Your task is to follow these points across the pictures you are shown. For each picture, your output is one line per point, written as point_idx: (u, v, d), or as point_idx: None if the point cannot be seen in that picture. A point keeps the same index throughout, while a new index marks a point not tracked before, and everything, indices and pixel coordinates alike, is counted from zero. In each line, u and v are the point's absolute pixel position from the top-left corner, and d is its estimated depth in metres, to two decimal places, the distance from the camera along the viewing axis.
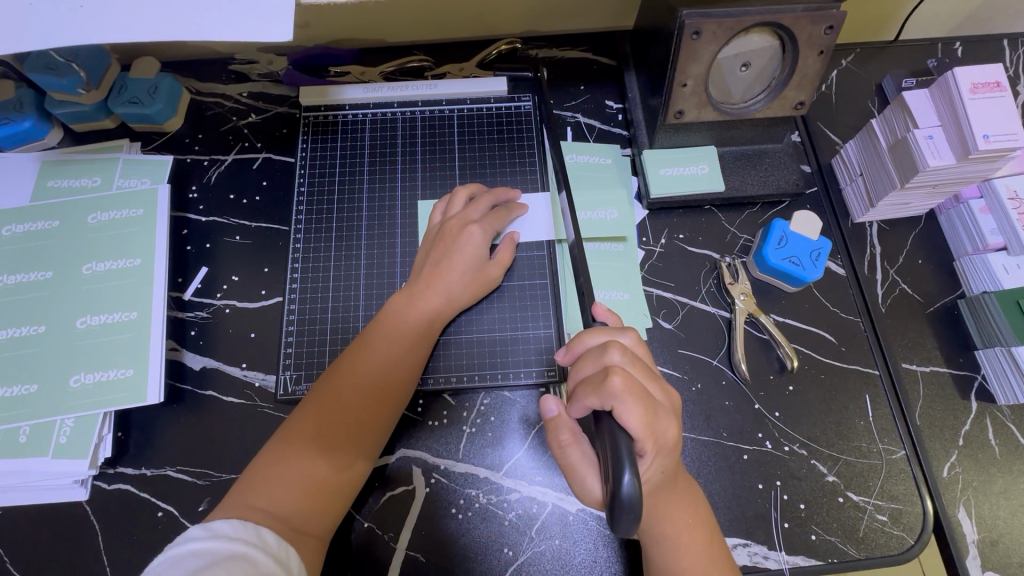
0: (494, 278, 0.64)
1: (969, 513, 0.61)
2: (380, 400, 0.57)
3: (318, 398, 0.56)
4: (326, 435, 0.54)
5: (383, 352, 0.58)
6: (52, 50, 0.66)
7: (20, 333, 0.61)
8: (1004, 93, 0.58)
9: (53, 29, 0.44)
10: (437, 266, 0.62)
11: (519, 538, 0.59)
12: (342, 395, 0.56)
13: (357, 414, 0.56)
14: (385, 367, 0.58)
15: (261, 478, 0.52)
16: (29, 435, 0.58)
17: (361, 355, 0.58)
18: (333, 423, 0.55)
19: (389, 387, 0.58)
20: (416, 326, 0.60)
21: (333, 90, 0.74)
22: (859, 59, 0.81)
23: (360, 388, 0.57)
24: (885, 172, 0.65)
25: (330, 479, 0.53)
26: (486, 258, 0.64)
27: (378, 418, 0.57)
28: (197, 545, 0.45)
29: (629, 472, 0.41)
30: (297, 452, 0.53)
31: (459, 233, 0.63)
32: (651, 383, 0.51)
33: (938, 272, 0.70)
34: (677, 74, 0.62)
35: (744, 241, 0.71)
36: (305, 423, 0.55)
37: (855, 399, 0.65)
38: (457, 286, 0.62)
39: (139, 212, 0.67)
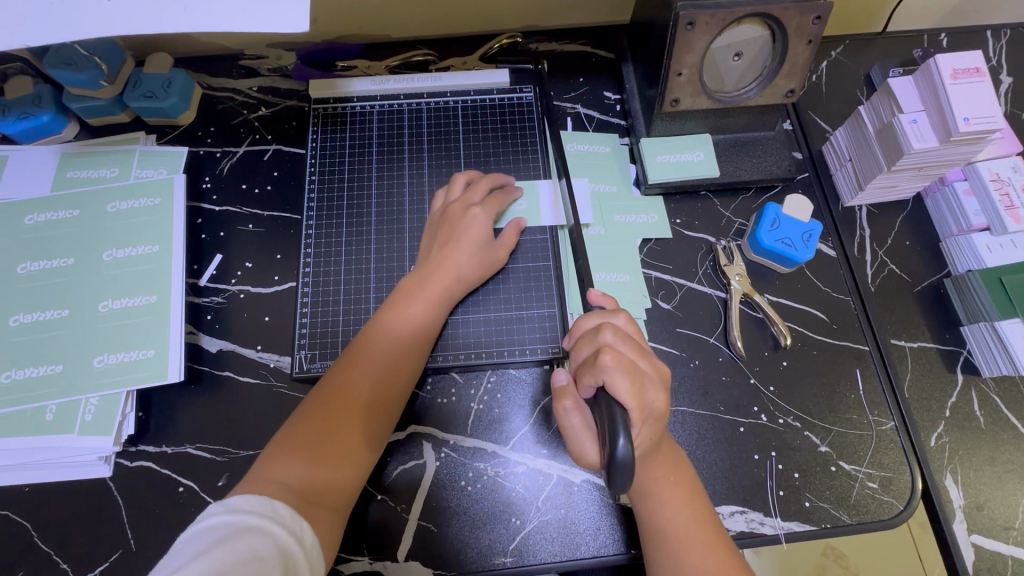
0: (497, 259, 0.67)
1: (956, 480, 0.63)
2: (388, 381, 0.59)
3: (329, 382, 0.59)
4: (339, 415, 0.57)
5: (391, 337, 0.61)
6: (73, 44, 0.68)
7: (44, 317, 0.63)
8: (983, 78, 0.60)
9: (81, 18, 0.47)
10: (443, 251, 0.65)
11: (526, 508, 0.62)
12: (353, 377, 0.58)
13: (368, 394, 0.58)
14: (394, 350, 0.60)
15: (275, 455, 0.54)
16: (56, 413, 0.60)
17: (369, 341, 0.61)
18: (344, 404, 0.57)
19: (398, 367, 0.60)
20: (423, 313, 0.63)
21: (341, 83, 0.77)
22: (848, 50, 0.84)
23: (374, 370, 0.59)
24: (873, 156, 0.68)
25: (343, 456, 0.56)
26: (491, 239, 0.67)
27: (387, 398, 0.59)
28: (213, 519, 0.47)
29: (624, 436, 0.44)
30: (308, 430, 0.55)
31: (461, 216, 0.66)
32: (641, 357, 0.53)
33: (925, 252, 0.73)
34: (674, 63, 0.65)
35: (738, 225, 0.74)
36: (317, 406, 0.57)
37: (845, 374, 0.67)
38: (465, 269, 0.65)
39: (157, 201, 0.70)
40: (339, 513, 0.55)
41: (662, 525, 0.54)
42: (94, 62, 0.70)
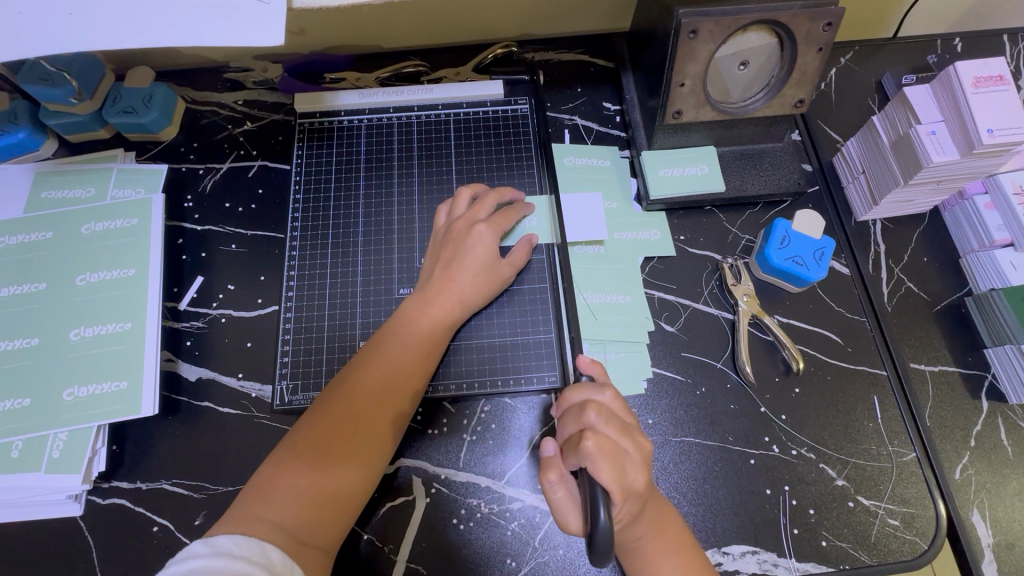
0: (504, 279, 0.63)
1: (984, 516, 0.59)
2: (389, 409, 0.56)
3: (327, 407, 0.55)
4: (336, 445, 0.53)
5: (393, 362, 0.57)
6: (43, 61, 0.66)
7: (13, 346, 0.60)
8: (1007, 87, 0.56)
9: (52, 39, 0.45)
10: (447, 271, 0.61)
11: (523, 549, 0.58)
12: (351, 405, 0.55)
13: (367, 423, 0.55)
14: (394, 376, 0.57)
15: (265, 489, 0.51)
16: (22, 449, 0.56)
17: (369, 365, 0.57)
18: (341, 432, 0.54)
19: (400, 393, 0.57)
20: (426, 336, 0.59)
21: (328, 96, 0.73)
22: (858, 56, 0.81)
23: (372, 399, 0.55)
24: (888, 169, 0.64)
25: (339, 489, 0.52)
26: (498, 258, 0.63)
27: (387, 427, 0.56)
28: (197, 563, 0.43)
29: (604, 513, 0.43)
30: (301, 462, 0.52)
31: (466, 232, 0.62)
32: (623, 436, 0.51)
33: (944, 269, 0.69)
34: (675, 74, 0.61)
35: (745, 242, 0.70)
36: (312, 432, 0.54)
37: (862, 401, 0.63)
38: (471, 289, 0.61)
39: (134, 222, 0.66)
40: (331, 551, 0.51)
41: None
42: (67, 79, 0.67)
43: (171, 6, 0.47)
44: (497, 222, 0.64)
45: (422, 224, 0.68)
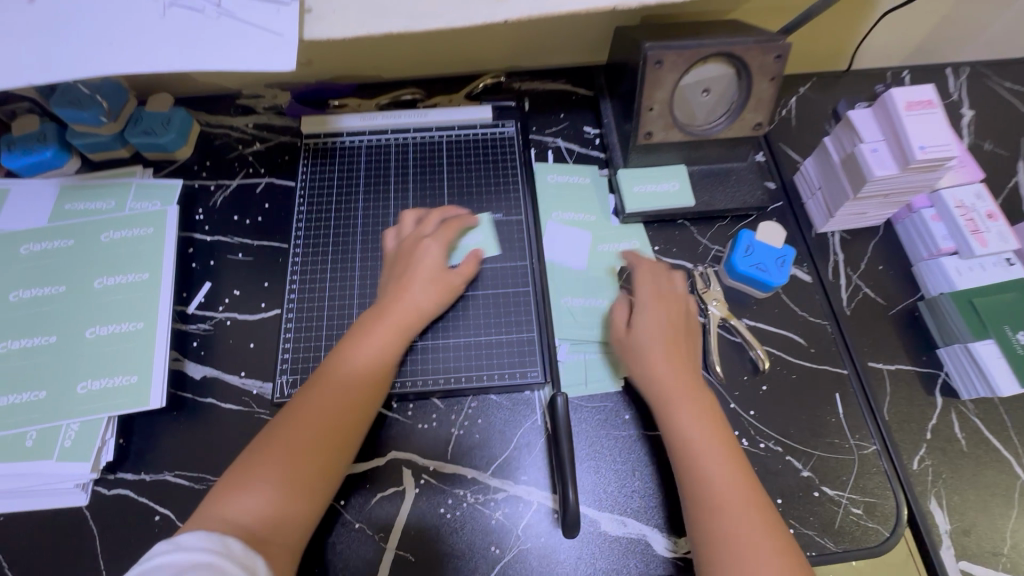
0: (456, 286, 0.68)
1: (941, 503, 0.63)
2: (340, 421, 0.58)
3: (278, 425, 0.58)
4: (289, 457, 0.55)
5: (345, 367, 0.61)
6: (78, 85, 0.73)
7: (32, 343, 0.64)
8: (935, 110, 0.63)
9: (98, 67, 0.52)
10: (401, 283, 0.66)
11: (507, 536, 0.61)
12: (300, 421, 0.57)
13: (318, 434, 0.57)
14: (347, 389, 0.60)
15: (223, 492, 0.53)
16: (36, 439, 0.60)
17: (320, 383, 0.60)
18: (294, 444, 0.56)
19: (351, 403, 0.59)
20: (375, 350, 0.63)
21: (332, 119, 0.80)
22: (815, 87, 0.89)
23: (327, 400, 0.59)
24: (840, 184, 0.71)
25: (295, 498, 0.54)
26: (447, 268, 0.68)
27: (340, 437, 0.58)
28: (161, 560, 0.45)
29: (571, 489, 0.56)
30: (259, 465, 0.55)
31: (416, 247, 0.69)
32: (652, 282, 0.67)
33: (898, 276, 0.75)
34: (644, 99, 0.68)
35: (715, 251, 0.76)
36: (264, 448, 0.56)
37: (825, 397, 0.68)
38: (423, 301, 0.66)
39: (150, 231, 0.71)
40: (292, 555, 0.53)
41: (702, 478, 0.56)
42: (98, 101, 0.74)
43: (199, 40, 0.54)
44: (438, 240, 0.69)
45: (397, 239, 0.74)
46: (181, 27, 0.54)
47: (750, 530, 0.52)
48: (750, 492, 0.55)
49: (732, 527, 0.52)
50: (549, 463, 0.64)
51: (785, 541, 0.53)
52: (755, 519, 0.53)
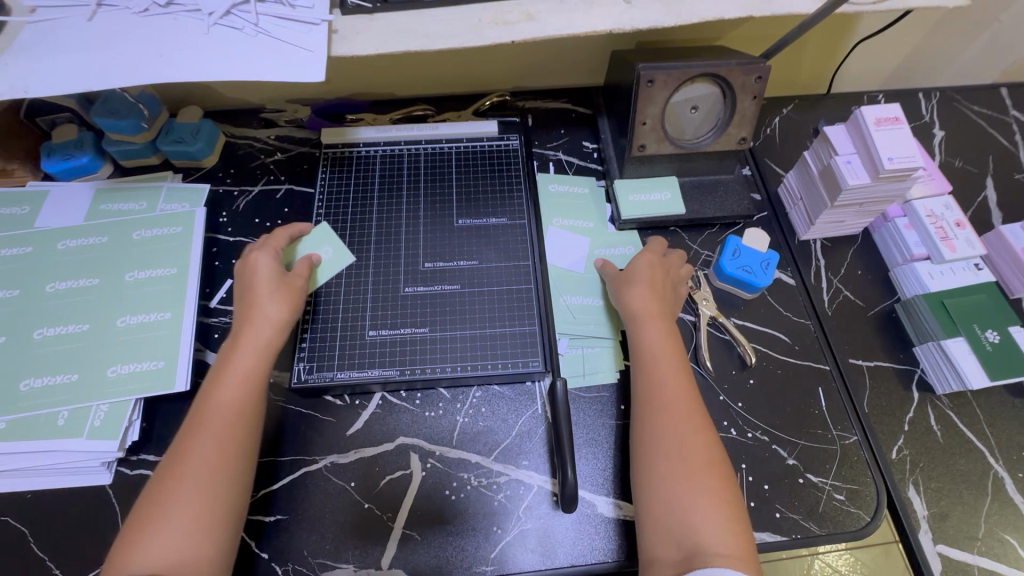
0: (299, 289, 0.69)
1: (919, 491, 0.66)
2: (224, 448, 0.57)
3: (167, 463, 0.56)
4: (182, 488, 0.54)
5: (230, 386, 0.61)
6: (124, 93, 0.81)
7: (67, 330, 0.69)
8: (902, 126, 0.69)
9: (152, 78, 0.59)
10: (245, 302, 0.66)
11: (508, 517, 0.64)
12: (190, 454, 0.56)
13: (206, 464, 0.56)
14: (219, 417, 0.59)
15: (139, 533, 0.52)
16: (67, 418, 0.64)
17: (204, 415, 0.58)
18: (187, 476, 0.55)
19: (233, 425, 0.58)
20: (246, 376, 0.62)
21: (350, 131, 0.86)
22: (797, 108, 0.96)
23: (229, 422, 0.58)
24: (819, 194, 0.77)
25: (195, 522, 0.53)
26: (283, 274, 0.69)
27: (234, 461, 0.57)
28: None
29: (570, 471, 0.61)
30: (168, 500, 0.54)
31: (248, 263, 0.69)
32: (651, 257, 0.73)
33: (876, 280, 0.80)
34: (638, 114, 0.75)
35: (705, 256, 0.81)
36: (161, 486, 0.55)
37: (809, 391, 0.72)
38: (273, 311, 0.66)
39: (179, 230, 0.77)
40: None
41: (665, 409, 0.60)
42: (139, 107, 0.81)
43: (239, 55, 0.61)
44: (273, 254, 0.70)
45: (381, 244, 0.79)
46: (223, 43, 0.61)
47: (690, 467, 0.56)
48: (702, 435, 0.58)
49: (674, 460, 0.57)
50: (549, 448, 0.68)
51: (727, 488, 0.56)
52: (700, 455, 0.57)
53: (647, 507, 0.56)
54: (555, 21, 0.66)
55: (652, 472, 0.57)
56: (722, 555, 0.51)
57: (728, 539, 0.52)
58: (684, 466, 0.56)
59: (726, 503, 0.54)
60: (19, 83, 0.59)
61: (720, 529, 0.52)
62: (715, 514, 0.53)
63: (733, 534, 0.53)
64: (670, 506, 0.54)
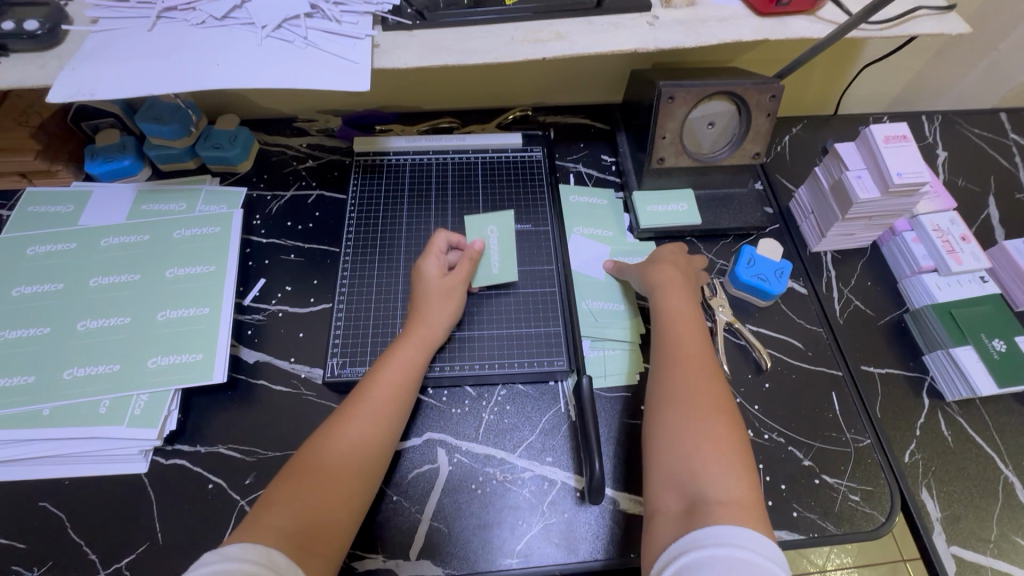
0: (458, 294, 0.74)
1: (932, 494, 0.68)
2: (375, 440, 0.61)
3: (309, 449, 0.58)
4: (333, 473, 0.57)
5: (387, 384, 0.64)
6: (174, 97, 0.86)
7: (109, 323, 0.72)
8: (909, 144, 0.73)
9: (206, 82, 0.62)
10: (425, 305, 0.71)
11: (533, 511, 0.66)
12: (340, 442, 0.59)
13: (360, 454, 0.59)
14: (377, 411, 0.62)
15: (271, 505, 0.53)
16: (108, 406, 0.67)
17: (358, 406, 0.62)
18: (335, 462, 0.57)
19: (390, 420, 0.63)
20: (403, 380, 0.66)
21: (380, 141, 0.91)
22: (805, 127, 1.01)
23: (380, 417, 0.62)
24: (830, 207, 0.81)
25: (338, 508, 0.55)
26: (455, 279, 0.74)
27: (375, 457, 0.60)
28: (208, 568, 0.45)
29: (598, 462, 0.63)
30: (304, 479, 0.55)
31: (415, 272, 0.74)
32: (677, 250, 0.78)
33: (885, 291, 0.83)
34: (658, 129, 0.79)
35: (720, 265, 0.85)
36: (300, 467, 0.56)
37: (823, 395, 0.74)
38: (439, 319, 0.71)
39: (217, 230, 0.81)
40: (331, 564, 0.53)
41: (680, 358, 0.63)
42: (187, 111, 0.86)
43: (289, 65, 0.64)
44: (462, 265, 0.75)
45: (414, 247, 0.82)
46: (275, 54, 0.65)
47: (698, 415, 0.56)
48: (711, 391, 0.59)
49: (681, 408, 0.58)
50: (572, 446, 0.70)
51: (736, 439, 0.55)
52: (709, 403, 0.57)
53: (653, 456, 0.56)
54: (583, 40, 0.71)
55: (659, 421, 0.58)
56: (724, 500, 0.49)
57: (733, 482, 0.51)
58: (693, 417, 0.56)
59: (733, 452, 0.54)
60: (81, 87, 0.61)
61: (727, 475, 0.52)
62: (721, 462, 0.53)
63: (739, 480, 0.51)
64: (675, 452, 0.54)
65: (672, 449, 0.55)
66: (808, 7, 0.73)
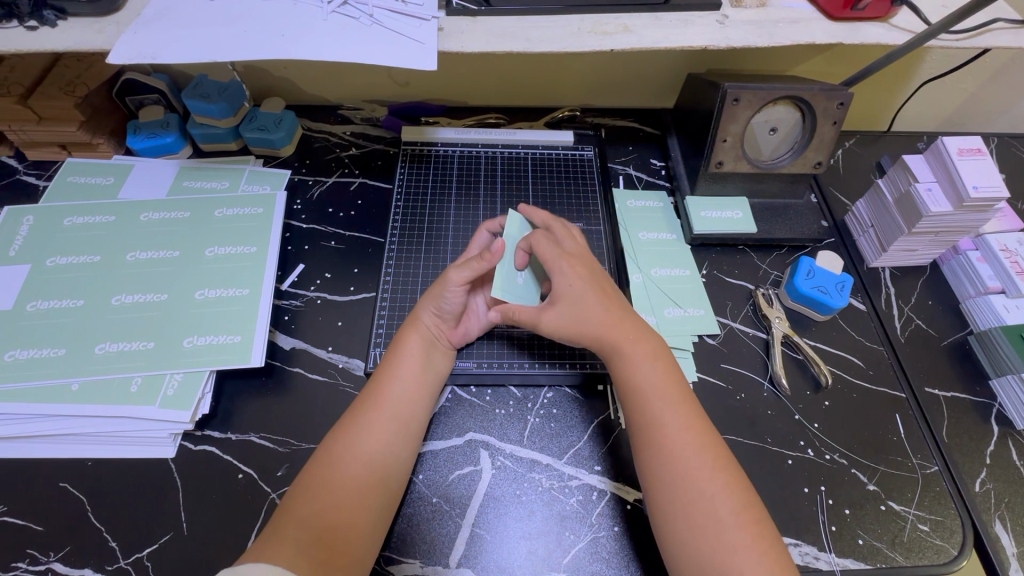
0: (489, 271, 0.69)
1: (1005, 526, 0.64)
2: (394, 435, 0.60)
3: (328, 451, 0.57)
4: (354, 475, 0.56)
5: (394, 384, 0.63)
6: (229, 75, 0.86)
7: (144, 298, 0.69)
8: (984, 157, 0.70)
9: (269, 53, 0.60)
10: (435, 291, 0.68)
11: (581, 524, 0.62)
12: (353, 445, 0.58)
13: (378, 453, 0.58)
14: (393, 408, 0.61)
15: (287, 511, 0.53)
16: (140, 385, 0.63)
17: (363, 409, 0.60)
18: (354, 463, 0.56)
19: (408, 417, 0.62)
20: (412, 378, 0.64)
21: (428, 131, 0.89)
22: (858, 143, 0.99)
23: (385, 416, 0.60)
24: (893, 220, 0.78)
25: (361, 502, 0.55)
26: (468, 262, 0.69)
27: (390, 455, 0.59)
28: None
29: None
30: (314, 486, 0.55)
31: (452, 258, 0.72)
32: (575, 237, 0.70)
33: (947, 312, 0.80)
34: (719, 131, 0.76)
35: (774, 276, 0.82)
36: (317, 468, 0.56)
37: (885, 416, 0.71)
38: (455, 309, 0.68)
39: (259, 211, 0.79)
40: (358, 559, 0.52)
41: (648, 390, 0.59)
42: (239, 90, 0.86)
43: (354, 42, 0.62)
44: (473, 265, 0.66)
45: (460, 237, 0.79)
46: (341, 31, 0.63)
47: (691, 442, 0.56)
48: (694, 427, 0.57)
49: (666, 451, 0.56)
50: (623, 454, 0.66)
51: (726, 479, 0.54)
52: (703, 443, 0.56)
53: (653, 490, 0.55)
54: (652, 34, 0.69)
55: (657, 470, 0.55)
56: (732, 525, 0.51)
57: (739, 521, 0.51)
58: (680, 460, 0.55)
59: (731, 489, 0.53)
60: (142, 51, 0.60)
61: (734, 508, 0.52)
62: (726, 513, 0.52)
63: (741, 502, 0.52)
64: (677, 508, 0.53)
65: (673, 488, 0.54)
66: (883, 13, 0.71)
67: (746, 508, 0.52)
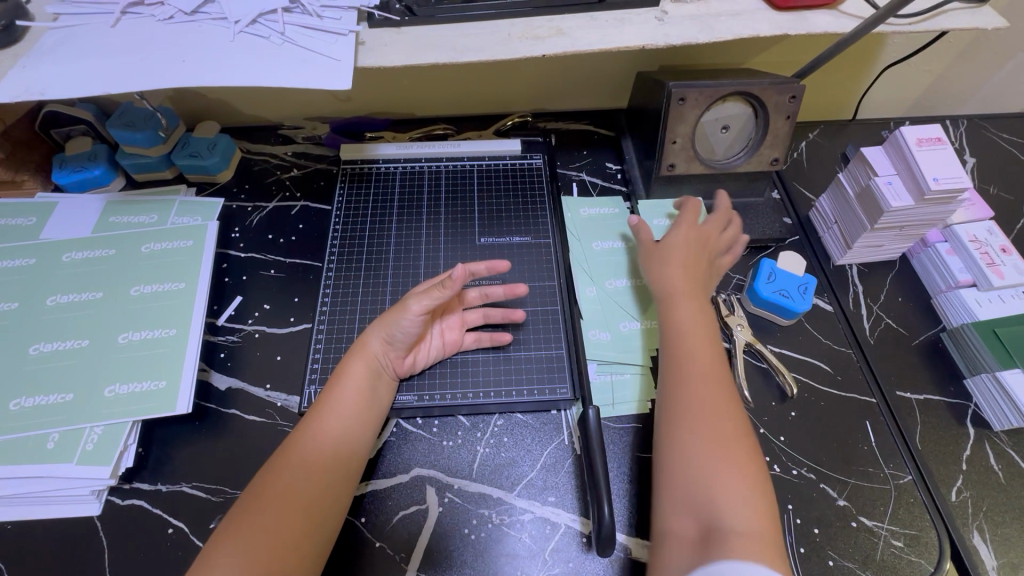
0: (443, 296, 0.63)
1: (984, 537, 0.61)
2: (330, 470, 0.56)
3: (259, 489, 0.54)
4: (284, 515, 0.52)
5: (336, 417, 0.59)
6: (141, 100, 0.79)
7: (65, 346, 0.66)
8: (945, 146, 0.67)
9: (170, 82, 0.56)
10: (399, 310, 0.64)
11: (533, 559, 0.58)
12: (285, 483, 0.54)
13: (308, 490, 0.54)
14: (330, 443, 0.58)
15: (211, 553, 0.50)
16: (57, 441, 0.60)
17: (299, 444, 0.57)
18: (286, 506, 0.53)
19: (347, 455, 0.58)
20: (354, 410, 0.60)
21: (369, 148, 0.85)
22: (822, 133, 0.95)
23: (320, 451, 0.57)
24: (855, 216, 0.74)
25: (291, 542, 0.52)
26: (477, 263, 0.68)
27: (326, 493, 0.55)
28: None
29: (608, 508, 0.56)
30: (243, 525, 0.51)
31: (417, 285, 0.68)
32: (714, 224, 0.71)
33: (918, 309, 0.76)
34: (667, 132, 0.73)
35: (736, 280, 0.77)
36: (247, 506, 0.53)
37: (855, 425, 0.67)
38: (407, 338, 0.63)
39: (189, 243, 0.75)
40: None
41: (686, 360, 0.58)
42: (156, 117, 0.79)
43: (262, 64, 0.58)
44: (436, 295, 0.61)
45: (402, 259, 0.76)
46: (249, 53, 0.59)
47: (704, 436, 0.52)
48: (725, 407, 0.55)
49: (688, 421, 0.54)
50: (578, 483, 0.63)
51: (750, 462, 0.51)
52: (726, 424, 0.53)
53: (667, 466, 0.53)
54: (587, 35, 0.65)
55: (673, 440, 0.54)
56: (740, 531, 0.47)
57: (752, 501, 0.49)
58: (701, 436, 0.53)
59: (747, 475, 0.50)
60: (31, 87, 0.56)
61: (744, 491, 0.49)
62: (735, 490, 0.49)
63: (755, 504, 0.49)
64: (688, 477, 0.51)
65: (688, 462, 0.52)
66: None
67: (759, 496, 0.50)
